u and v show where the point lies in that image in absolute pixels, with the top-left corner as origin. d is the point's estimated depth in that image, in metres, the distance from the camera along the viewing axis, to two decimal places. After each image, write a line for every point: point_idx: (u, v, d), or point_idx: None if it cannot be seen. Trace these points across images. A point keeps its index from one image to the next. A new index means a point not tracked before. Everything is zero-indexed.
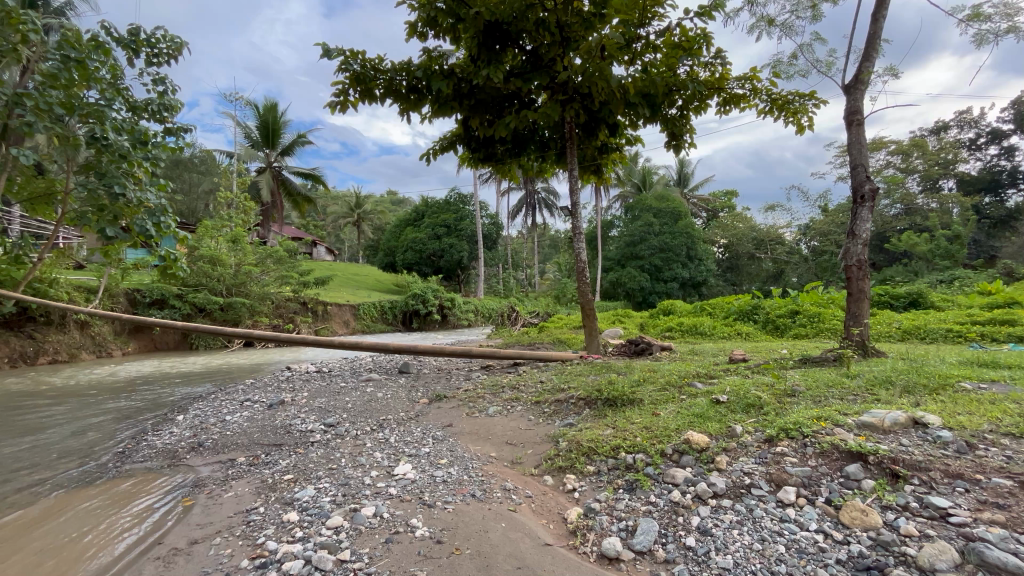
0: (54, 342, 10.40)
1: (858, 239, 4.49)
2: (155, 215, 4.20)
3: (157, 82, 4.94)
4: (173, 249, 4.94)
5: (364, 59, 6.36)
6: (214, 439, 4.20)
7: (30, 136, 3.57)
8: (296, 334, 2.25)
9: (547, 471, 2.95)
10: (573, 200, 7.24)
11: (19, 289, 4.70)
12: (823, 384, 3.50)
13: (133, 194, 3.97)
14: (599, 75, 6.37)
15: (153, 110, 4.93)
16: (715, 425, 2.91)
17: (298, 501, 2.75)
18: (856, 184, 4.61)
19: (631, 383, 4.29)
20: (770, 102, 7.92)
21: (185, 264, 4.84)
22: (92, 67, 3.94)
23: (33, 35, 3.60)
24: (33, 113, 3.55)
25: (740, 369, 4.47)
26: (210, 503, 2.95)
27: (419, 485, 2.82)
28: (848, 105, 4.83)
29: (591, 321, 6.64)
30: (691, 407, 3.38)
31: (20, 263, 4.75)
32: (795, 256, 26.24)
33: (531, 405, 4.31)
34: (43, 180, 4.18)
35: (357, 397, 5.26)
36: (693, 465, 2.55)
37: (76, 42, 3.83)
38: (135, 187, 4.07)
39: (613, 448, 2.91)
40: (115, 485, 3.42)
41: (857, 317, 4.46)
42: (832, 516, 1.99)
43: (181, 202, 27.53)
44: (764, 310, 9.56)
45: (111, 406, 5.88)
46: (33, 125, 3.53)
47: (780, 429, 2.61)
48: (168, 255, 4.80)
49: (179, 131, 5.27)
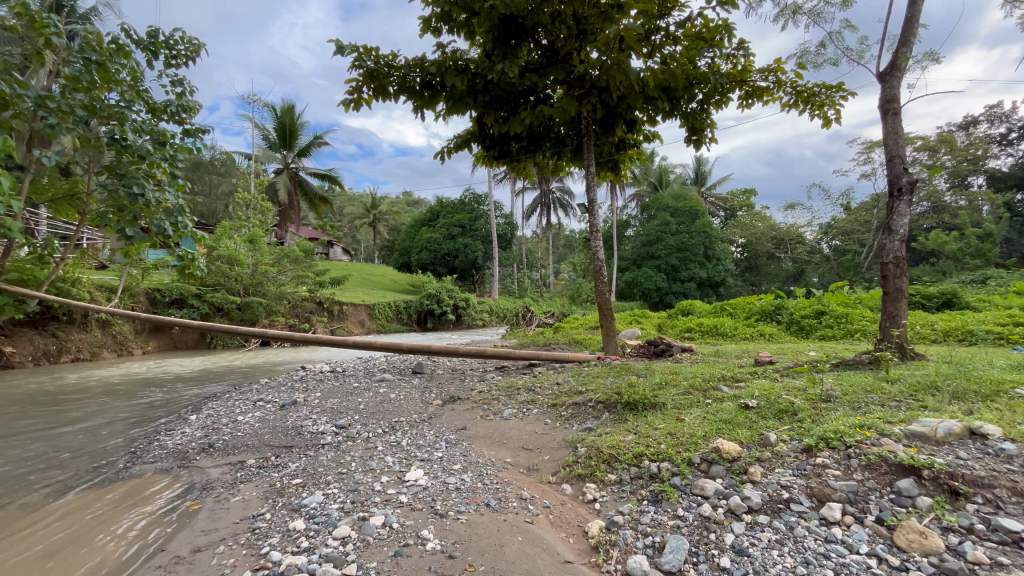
0: (76, 340, 10.57)
1: (895, 234, 4.23)
2: (172, 215, 4.22)
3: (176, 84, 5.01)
4: (191, 249, 4.92)
5: (378, 55, 6.25)
6: (225, 440, 4.14)
7: (52, 138, 3.55)
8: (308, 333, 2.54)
9: (565, 479, 2.79)
10: (590, 197, 7.05)
11: (43, 289, 4.75)
12: (860, 389, 3.27)
13: (151, 195, 4.02)
14: (618, 68, 6.17)
15: (171, 111, 4.93)
16: (746, 432, 2.72)
17: (305, 507, 2.65)
18: (892, 177, 4.36)
19: (652, 386, 4.11)
20: (795, 95, 7.63)
21: (203, 264, 4.85)
22: (113, 70, 3.96)
23: (55, 39, 3.68)
24: (56, 115, 3.58)
25: (768, 373, 4.25)
26: (216, 507, 2.87)
27: (431, 492, 2.68)
28: (882, 94, 4.58)
29: (609, 321, 6.45)
30: (718, 413, 3.19)
31: (45, 262, 4.79)
32: (816, 256, 25.59)
33: (548, 408, 4.15)
34: (66, 180, 4.14)
35: (370, 398, 5.16)
36: (724, 476, 2.37)
37: (97, 46, 3.83)
38: (154, 188, 4.11)
39: (635, 455, 2.74)
40: (126, 487, 3.37)
41: (894, 317, 4.19)
42: (885, 538, 1.80)
43: (201, 204, 27.97)
44: (788, 311, 9.26)
45: (128, 405, 5.90)
46: (55, 127, 3.53)
47: (819, 437, 2.42)
48: (186, 255, 4.78)
49: (197, 132, 5.28)
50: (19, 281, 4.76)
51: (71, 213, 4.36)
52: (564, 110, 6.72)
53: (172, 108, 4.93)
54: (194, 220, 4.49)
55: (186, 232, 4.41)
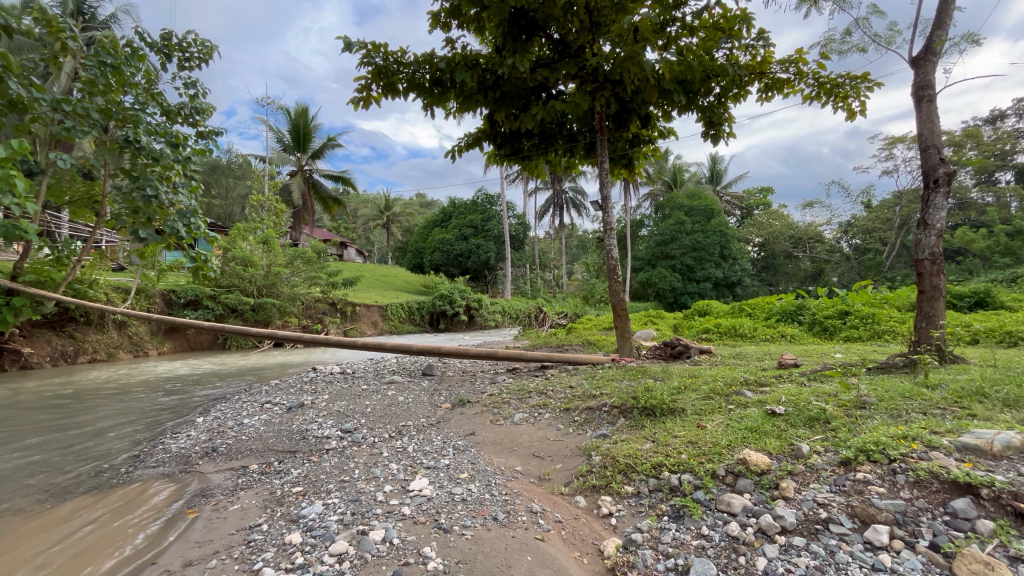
0: (93, 341, 10.69)
1: (931, 229, 3.98)
2: (185, 216, 4.34)
3: (189, 86, 5.02)
4: (206, 251, 4.87)
5: (387, 51, 6.13)
6: (229, 445, 4.04)
7: (70, 141, 3.74)
8: (318, 337, 2.72)
9: (579, 491, 2.61)
10: (603, 194, 6.84)
11: (58, 291, 4.76)
12: (897, 395, 3.05)
13: (164, 196, 4.18)
14: (632, 61, 5.96)
15: (185, 113, 4.93)
16: (775, 442, 2.53)
17: (304, 519, 2.51)
18: (928, 168, 4.11)
19: (670, 390, 3.89)
20: (817, 87, 7.34)
21: (217, 265, 4.83)
22: (128, 73, 4.14)
23: (71, 42, 3.92)
24: (73, 118, 3.77)
25: (795, 377, 4.01)
26: (213, 516, 2.76)
27: (435, 504, 2.53)
28: (915, 81, 4.32)
29: (623, 322, 6.25)
30: (743, 420, 2.98)
31: (62, 263, 4.85)
32: (836, 254, 24.95)
33: (561, 413, 3.97)
34: (83, 182, 4.33)
35: (378, 401, 5.03)
36: (752, 491, 2.17)
37: (112, 49, 4.02)
38: (168, 190, 4.29)
39: (654, 466, 2.56)
40: (125, 492, 3.28)
41: (930, 318, 3.92)
42: (943, 567, 1.60)
43: (218, 206, 28.30)
44: (809, 311, 8.95)
45: (139, 406, 5.88)
46: (72, 130, 3.74)
47: (857, 450, 2.21)
48: (200, 256, 4.75)
49: (211, 135, 5.27)
50: (35, 282, 4.74)
51: (88, 216, 4.63)
52: (577, 105, 6.53)
53: (185, 111, 4.90)
54: (207, 220, 4.61)
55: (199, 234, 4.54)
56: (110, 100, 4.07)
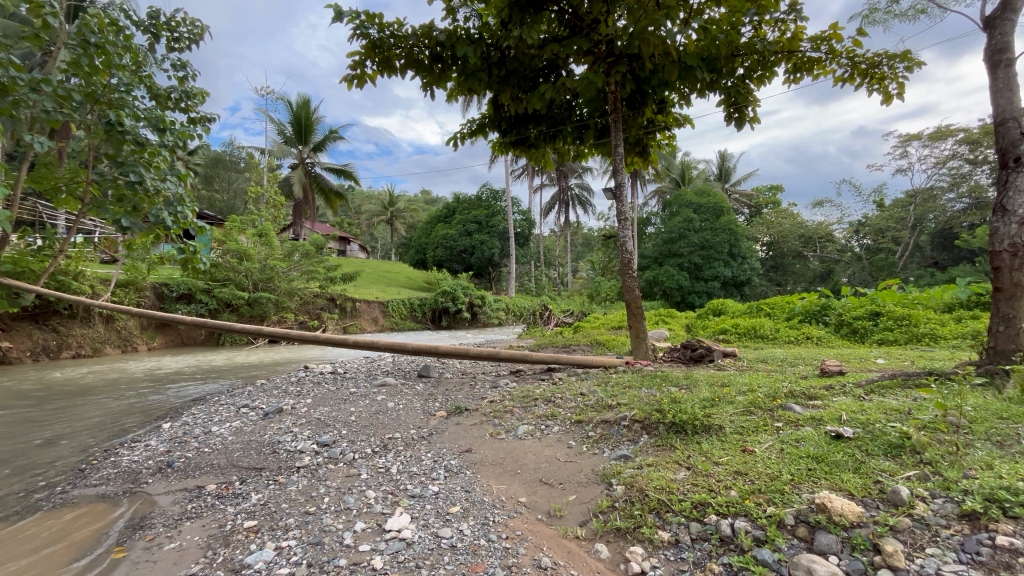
0: (77, 335, 10.22)
1: (1012, 215, 3.36)
2: (172, 205, 3.83)
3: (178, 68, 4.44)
4: (200, 244, 4.30)
5: (382, 23, 5.51)
6: (187, 459, 3.50)
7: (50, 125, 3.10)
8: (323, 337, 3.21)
9: (598, 535, 2.04)
10: (615, 182, 6.23)
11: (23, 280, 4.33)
12: (990, 416, 2.47)
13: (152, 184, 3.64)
14: (650, 36, 5.29)
15: (175, 98, 4.38)
16: (856, 478, 1.96)
17: (247, 571, 1.98)
18: (1006, 145, 3.47)
19: (702, 402, 3.29)
20: (851, 67, 6.69)
21: (208, 258, 4.29)
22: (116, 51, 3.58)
23: (53, 20, 3.18)
24: (52, 99, 3.16)
25: (850, 389, 3.40)
26: (143, 559, 2.23)
27: (415, 553, 1.98)
28: (989, 44, 3.68)
29: (638, 321, 5.67)
30: (801, 444, 2.41)
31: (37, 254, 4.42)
32: (847, 254, 24.25)
33: (572, 426, 3.41)
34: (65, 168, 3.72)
35: (364, 407, 4.48)
36: (840, 554, 1.62)
37: (99, 26, 3.42)
38: (154, 176, 3.74)
39: (695, 506, 1.99)
40: (28, 528, 2.68)
41: (1010, 320, 3.34)
42: None
43: (219, 200, 27.89)
44: (835, 311, 8.35)
45: (108, 407, 5.39)
46: (52, 114, 3.12)
47: (985, 500, 1.68)
48: (189, 249, 4.20)
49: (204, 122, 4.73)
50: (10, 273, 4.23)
51: (74, 206, 3.91)
52: (589, 84, 5.86)
53: (175, 95, 4.34)
54: (195, 208, 4.10)
55: (188, 223, 4.04)
56: (94, 81, 3.48)
